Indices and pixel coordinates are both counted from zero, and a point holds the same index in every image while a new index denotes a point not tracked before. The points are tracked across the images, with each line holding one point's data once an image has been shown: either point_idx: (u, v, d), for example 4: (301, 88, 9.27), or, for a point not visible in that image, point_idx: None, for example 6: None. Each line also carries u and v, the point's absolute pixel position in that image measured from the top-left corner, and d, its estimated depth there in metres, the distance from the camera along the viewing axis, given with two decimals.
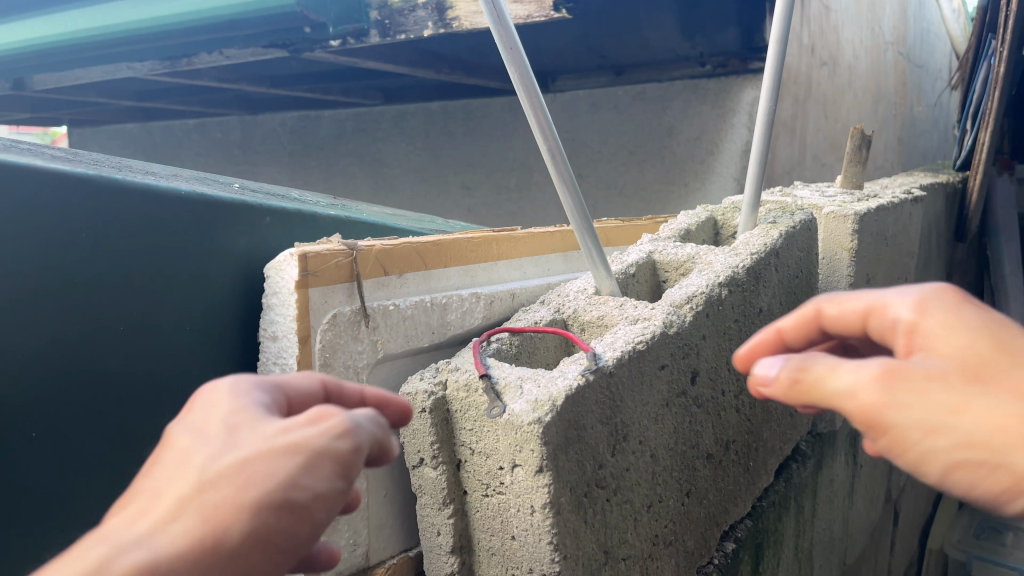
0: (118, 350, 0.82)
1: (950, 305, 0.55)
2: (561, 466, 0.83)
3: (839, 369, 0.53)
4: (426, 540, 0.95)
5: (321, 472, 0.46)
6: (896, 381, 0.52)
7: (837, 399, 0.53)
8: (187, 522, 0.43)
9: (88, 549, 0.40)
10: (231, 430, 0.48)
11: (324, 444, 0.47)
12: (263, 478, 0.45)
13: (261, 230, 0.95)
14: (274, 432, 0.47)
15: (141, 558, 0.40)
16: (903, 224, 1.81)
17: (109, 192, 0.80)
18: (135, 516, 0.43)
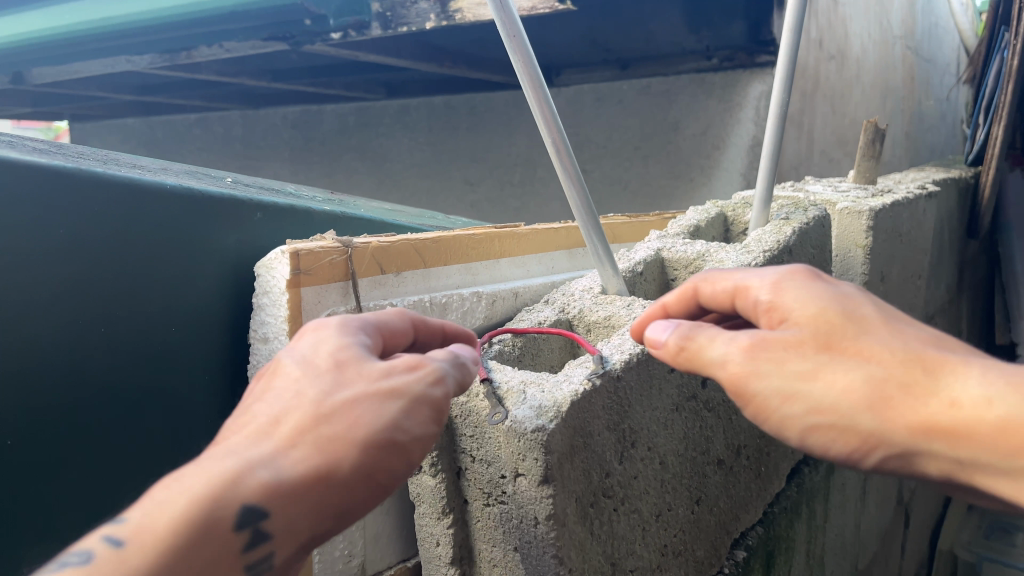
0: (98, 353, 0.78)
1: (800, 282, 0.68)
2: (566, 475, 0.79)
3: (716, 340, 0.67)
4: (425, 550, 0.91)
5: (417, 418, 0.61)
6: (759, 352, 0.64)
7: (714, 365, 0.66)
8: (306, 449, 0.56)
9: (231, 462, 0.53)
10: (339, 367, 0.61)
11: (421, 392, 0.62)
12: (370, 418, 0.59)
13: (251, 226, 0.91)
14: (379, 378, 0.61)
15: (271, 478, 0.53)
16: (917, 220, 1.76)
17: (88, 185, 0.75)
18: (265, 437, 0.56)
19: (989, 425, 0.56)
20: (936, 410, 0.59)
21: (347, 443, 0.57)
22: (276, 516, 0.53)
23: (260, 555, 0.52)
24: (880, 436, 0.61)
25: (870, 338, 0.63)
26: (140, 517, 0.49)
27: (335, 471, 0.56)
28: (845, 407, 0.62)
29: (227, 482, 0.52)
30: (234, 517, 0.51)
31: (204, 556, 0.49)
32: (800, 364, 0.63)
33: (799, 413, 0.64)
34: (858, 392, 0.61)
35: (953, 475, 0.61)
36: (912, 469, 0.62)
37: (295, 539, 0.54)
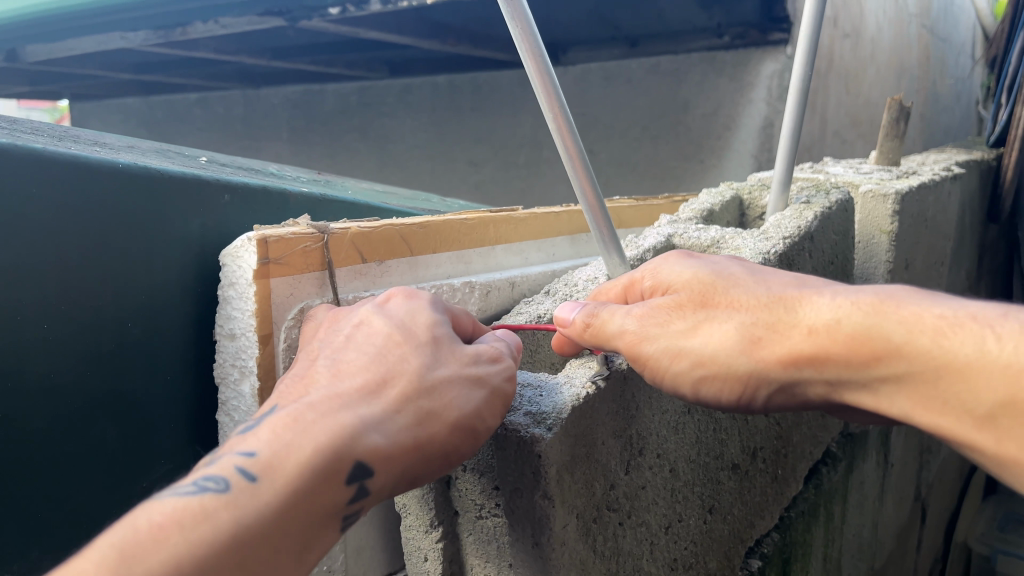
0: (36, 353, 0.70)
1: (673, 262, 0.80)
2: (568, 489, 0.71)
3: (615, 315, 0.75)
4: (412, 565, 0.84)
5: (496, 409, 0.67)
6: (648, 319, 0.74)
7: (614, 339, 0.74)
8: (408, 417, 0.61)
9: (347, 418, 0.58)
10: (435, 343, 0.66)
11: (500, 383, 0.67)
12: (461, 399, 0.64)
13: (218, 211, 0.83)
14: (467, 361, 0.66)
15: (378, 442, 0.58)
16: (942, 204, 1.67)
17: (21, 165, 0.67)
18: (370, 397, 0.60)
19: (842, 347, 0.68)
20: (806, 343, 0.70)
21: (439, 425, 0.62)
22: (377, 475, 0.58)
23: (354, 511, 0.58)
24: (761, 373, 0.72)
25: (737, 293, 0.75)
26: (270, 452, 0.55)
27: (426, 447, 0.61)
28: (724, 353, 0.72)
29: (340, 438, 0.56)
30: (344, 470, 0.56)
31: (321, 497, 0.55)
32: (682, 323, 0.74)
33: (686, 369, 0.73)
34: (739, 340, 0.72)
35: (825, 396, 0.72)
36: (794, 398, 0.73)
37: (383, 496, 0.60)
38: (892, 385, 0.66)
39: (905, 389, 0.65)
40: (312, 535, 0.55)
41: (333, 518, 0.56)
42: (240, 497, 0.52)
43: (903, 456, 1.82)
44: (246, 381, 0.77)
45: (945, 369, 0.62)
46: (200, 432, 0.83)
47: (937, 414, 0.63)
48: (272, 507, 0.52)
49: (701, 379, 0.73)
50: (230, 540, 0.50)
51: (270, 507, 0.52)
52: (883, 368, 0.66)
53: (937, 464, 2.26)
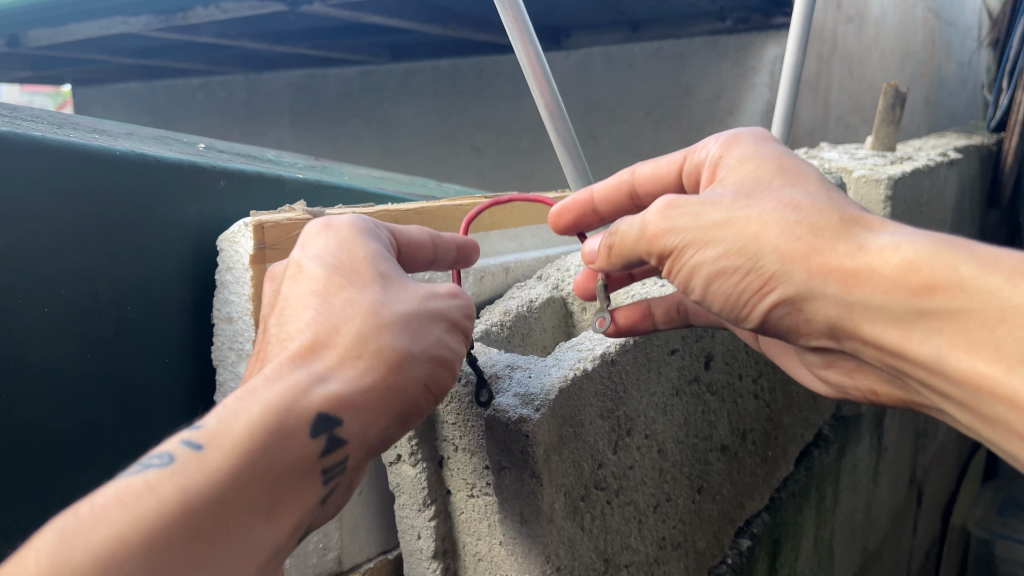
0: (37, 335, 0.72)
1: (750, 146, 0.70)
2: (555, 468, 0.73)
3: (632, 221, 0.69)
4: (405, 542, 0.86)
5: (456, 349, 0.66)
6: (675, 210, 0.65)
7: (634, 234, 0.67)
8: (367, 362, 0.59)
9: (299, 374, 0.56)
10: (383, 278, 0.64)
11: (456, 318, 0.67)
12: (422, 335, 0.63)
13: (213, 195, 0.85)
14: (423, 298, 0.65)
15: (334, 390, 0.57)
16: (938, 188, 1.68)
17: (24, 151, 0.68)
18: (317, 351, 0.58)
19: (886, 276, 0.59)
20: (836, 262, 0.61)
21: (401, 364, 0.60)
22: (348, 423, 0.57)
23: (333, 461, 0.56)
24: (787, 278, 0.63)
25: (788, 188, 0.64)
26: (217, 421, 0.52)
27: (391, 392, 0.60)
28: (755, 250, 0.63)
29: (294, 394, 0.55)
30: (304, 426, 0.54)
31: (285, 457, 0.53)
32: (716, 214, 0.64)
33: (709, 260, 0.65)
34: (776, 242, 0.62)
35: (837, 325, 0.64)
36: (803, 316, 0.65)
37: (359, 444, 0.59)
38: (929, 323, 0.58)
39: (945, 328, 0.57)
40: (287, 493, 0.53)
41: (313, 471, 0.55)
42: (185, 468, 0.49)
43: (898, 440, 1.84)
44: (243, 363, 0.79)
45: (1000, 313, 0.54)
46: (196, 412, 0.86)
47: (976, 359, 0.55)
48: (225, 473, 0.49)
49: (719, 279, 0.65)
50: (183, 510, 0.47)
51: (219, 477, 0.49)
52: (937, 300, 0.57)
53: (934, 448, 2.27)
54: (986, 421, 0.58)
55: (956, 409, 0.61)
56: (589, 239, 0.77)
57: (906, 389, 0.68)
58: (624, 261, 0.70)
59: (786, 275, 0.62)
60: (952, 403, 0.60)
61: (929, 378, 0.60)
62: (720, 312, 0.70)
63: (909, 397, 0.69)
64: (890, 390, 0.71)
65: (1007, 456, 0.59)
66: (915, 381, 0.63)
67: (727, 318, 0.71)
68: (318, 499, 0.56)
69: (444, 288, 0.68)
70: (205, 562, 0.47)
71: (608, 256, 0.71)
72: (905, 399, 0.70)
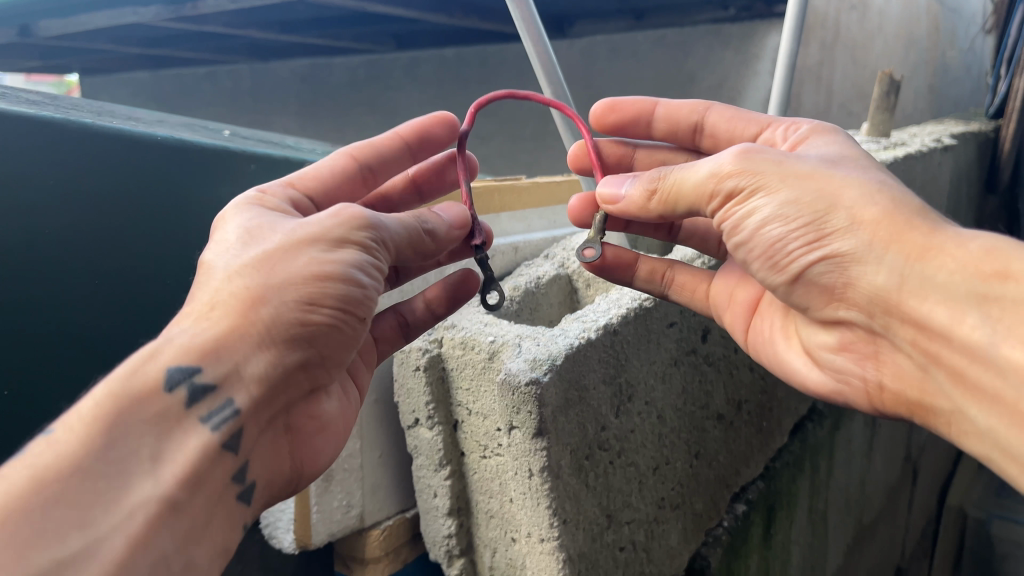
0: (95, 310, 0.81)
1: (825, 137, 0.71)
2: (561, 428, 0.79)
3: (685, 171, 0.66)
4: (422, 501, 0.93)
5: (349, 266, 0.59)
6: (754, 154, 0.62)
7: (696, 181, 0.64)
8: (222, 313, 0.56)
9: (150, 345, 0.56)
10: (249, 235, 0.60)
11: (340, 233, 0.59)
12: (285, 267, 0.57)
13: (245, 179, 0.92)
14: (290, 230, 0.60)
15: (187, 343, 0.56)
16: (932, 174, 1.73)
17: (86, 138, 0.76)
18: (181, 319, 0.58)
19: (961, 258, 0.57)
20: (906, 235, 0.58)
21: (261, 297, 0.56)
22: (209, 369, 0.56)
23: (205, 407, 0.55)
24: (850, 235, 0.60)
25: (878, 169, 0.64)
26: (73, 407, 0.52)
27: (253, 328, 0.56)
28: (829, 205, 0.60)
29: (138, 364, 0.54)
30: (157, 386, 0.54)
31: (144, 418, 0.53)
32: (799, 166, 0.61)
33: (769, 205, 0.61)
34: (856, 206, 0.60)
35: (878, 294, 0.60)
36: (845, 279, 0.62)
37: (239, 388, 0.57)
38: (987, 307, 0.55)
39: (1004, 314, 0.54)
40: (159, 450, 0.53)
41: (184, 424, 0.54)
42: (35, 450, 0.50)
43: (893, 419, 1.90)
44: None
45: None
46: None
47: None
48: (75, 442, 0.49)
49: (779, 225, 0.61)
50: (35, 484, 0.47)
51: (69, 448, 0.49)
52: (1006, 288, 0.54)
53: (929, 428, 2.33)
54: (1017, 420, 0.55)
55: (983, 407, 0.58)
56: (606, 179, 0.73)
57: (920, 385, 0.64)
58: (672, 202, 0.66)
59: (851, 232, 0.59)
60: (983, 397, 0.57)
61: (965, 368, 0.57)
62: (763, 268, 0.66)
63: (919, 395, 0.64)
64: (900, 386, 0.66)
65: (1010, 462, 0.57)
66: (942, 373, 0.60)
67: (766, 275, 0.67)
68: (202, 449, 0.55)
69: (334, 210, 0.61)
70: (79, 523, 0.47)
71: (649, 202, 0.68)
72: (911, 400, 0.65)
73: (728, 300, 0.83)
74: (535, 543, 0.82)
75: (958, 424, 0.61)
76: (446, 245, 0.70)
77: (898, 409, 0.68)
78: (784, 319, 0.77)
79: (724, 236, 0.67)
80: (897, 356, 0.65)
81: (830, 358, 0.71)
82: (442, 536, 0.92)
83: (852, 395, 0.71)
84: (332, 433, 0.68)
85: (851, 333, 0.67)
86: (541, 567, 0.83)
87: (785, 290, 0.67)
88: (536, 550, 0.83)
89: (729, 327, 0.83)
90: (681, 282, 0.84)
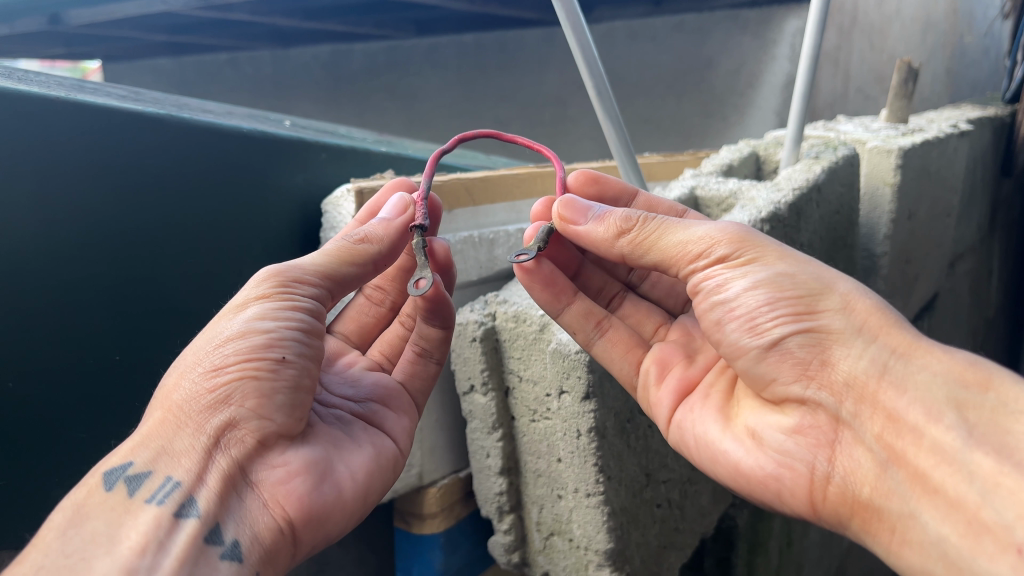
0: (183, 284, 0.90)
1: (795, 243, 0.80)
2: (606, 393, 0.88)
3: (653, 225, 0.72)
4: (476, 461, 1.01)
5: (249, 318, 0.66)
6: (731, 232, 0.70)
7: (679, 250, 0.71)
8: (154, 410, 0.64)
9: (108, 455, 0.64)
10: None
11: (244, 299, 0.68)
12: (201, 346, 0.66)
13: (316, 166, 1.03)
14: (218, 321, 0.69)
15: (128, 444, 0.63)
16: (949, 157, 1.79)
17: (178, 130, 0.87)
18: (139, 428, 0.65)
19: (945, 363, 0.62)
20: (892, 329, 0.64)
21: (170, 384, 0.64)
22: (138, 456, 0.62)
23: (145, 488, 0.60)
24: (839, 315, 0.65)
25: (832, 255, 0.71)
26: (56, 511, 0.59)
27: (173, 409, 0.63)
28: (824, 287, 0.66)
29: (92, 470, 0.62)
30: (97, 486, 0.60)
31: (89, 513, 0.58)
32: (769, 246, 0.69)
33: (747, 269, 0.68)
34: (849, 294, 0.66)
35: (853, 379, 0.63)
36: (823, 360, 0.65)
37: (176, 465, 0.61)
38: (964, 411, 0.59)
39: (978, 421, 0.59)
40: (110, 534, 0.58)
41: (132, 507, 0.59)
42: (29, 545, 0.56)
43: None
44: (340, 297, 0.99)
45: None
46: None
47: (1001, 462, 0.56)
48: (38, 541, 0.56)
49: (766, 289, 0.67)
50: None
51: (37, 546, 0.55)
52: (986, 398, 0.60)
53: None
54: (972, 530, 0.56)
55: (938, 513, 0.58)
56: (564, 197, 0.77)
57: (873, 483, 0.62)
58: (645, 246, 0.73)
59: (841, 313, 0.65)
60: (941, 501, 0.58)
61: (929, 468, 0.59)
62: (736, 334, 0.69)
63: (868, 494, 0.63)
64: (850, 482, 0.64)
65: None
66: (901, 473, 0.61)
67: (739, 340, 0.69)
68: (156, 521, 0.58)
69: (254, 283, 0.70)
70: None
71: (620, 237, 0.73)
72: (857, 498, 0.63)
73: (661, 375, 0.81)
74: (582, 498, 0.90)
75: (904, 531, 0.60)
76: (393, 240, 0.76)
77: (838, 510, 0.65)
78: (721, 405, 0.75)
79: (698, 304, 0.72)
80: (854, 450, 0.64)
81: (777, 438, 0.68)
82: (494, 493, 1.01)
83: (789, 483, 0.67)
84: (319, 471, 0.67)
85: (812, 415, 0.66)
86: (588, 521, 0.91)
87: (754, 359, 0.68)
88: (583, 504, 0.91)
89: (655, 403, 0.81)
90: (613, 337, 0.83)
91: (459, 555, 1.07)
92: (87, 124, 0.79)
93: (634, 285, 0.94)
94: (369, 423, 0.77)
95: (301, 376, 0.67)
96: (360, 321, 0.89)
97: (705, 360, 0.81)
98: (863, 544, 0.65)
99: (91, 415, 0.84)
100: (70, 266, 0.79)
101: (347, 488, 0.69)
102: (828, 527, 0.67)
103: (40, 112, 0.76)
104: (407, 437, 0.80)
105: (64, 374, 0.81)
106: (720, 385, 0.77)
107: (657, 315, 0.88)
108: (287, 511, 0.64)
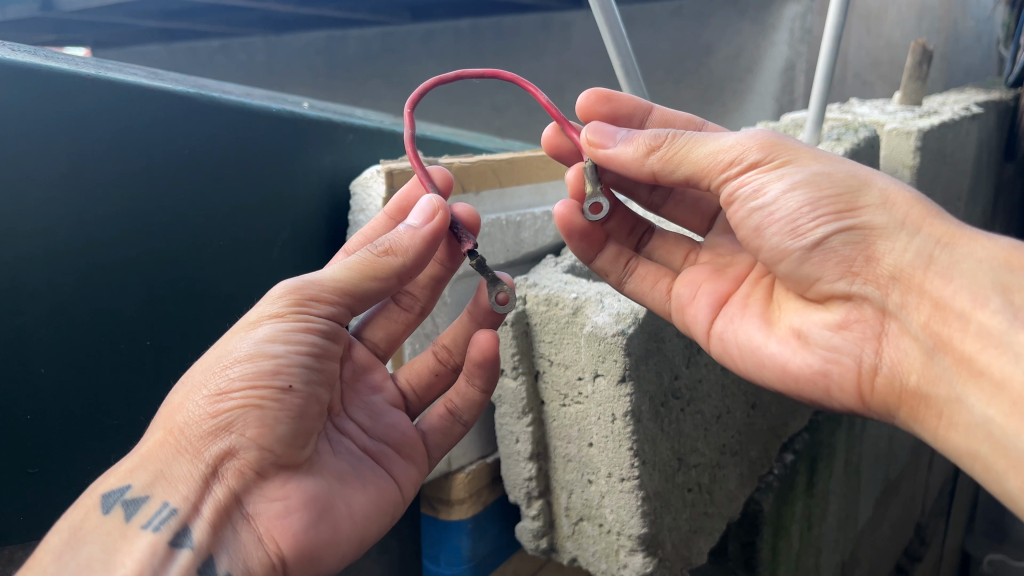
0: (216, 271, 0.89)
1: None
2: (642, 376, 0.86)
3: (682, 137, 0.70)
4: (505, 447, 1.01)
5: (259, 339, 0.64)
6: (770, 139, 0.69)
7: (715, 154, 0.69)
8: (158, 432, 0.63)
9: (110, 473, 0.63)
10: None
11: (258, 316, 0.66)
12: (210, 362, 0.64)
13: (344, 147, 1.02)
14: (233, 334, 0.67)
15: (130, 465, 0.62)
16: (962, 140, 1.79)
17: (207, 109, 0.85)
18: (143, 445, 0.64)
19: (989, 248, 0.62)
20: (934, 219, 0.64)
21: (175, 404, 0.62)
22: (137, 480, 0.61)
23: (140, 514, 0.59)
24: (882, 210, 0.65)
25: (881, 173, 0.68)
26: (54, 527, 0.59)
27: (175, 435, 0.61)
28: (862, 182, 0.66)
29: (93, 488, 0.61)
30: (94, 507, 0.60)
31: (86, 535, 0.58)
32: (810, 153, 0.68)
33: (790, 180, 0.67)
34: (888, 188, 0.66)
35: (899, 271, 0.64)
36: (868, 254, 0.66)
37: (168, 493, 0.60)
38: (1009, 294, 0.60)
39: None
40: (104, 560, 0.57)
41: (128, 533, 0.58)
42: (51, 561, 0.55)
43: None
44: None
45: None
46: None
47: None
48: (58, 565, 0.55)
49: (806, 189, 0.66)
50: None
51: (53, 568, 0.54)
52: None
53: None
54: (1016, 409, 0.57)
55: (983, 395, 0.60)
56: (595, 124, 0.75)
57: (920, 371, 0.64)
58: (675, 160, 0.70)
59: (883, 209, 0.65)
60: (986, 384, 0.59)
61: (974, 353, 0.60)
62: (779, 239, 0.69)
63: (915, 382, 0.65)
64: (897, 371, 0.66)
65: (1007, 461, 0.58)
66: (947, 358, 0.62)
67: (781, 242, 0.69)
68: (152, 549, 0.58)
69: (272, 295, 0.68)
70: None
71: (649, 155, 0.71)
72: (905, 386, 0.65)
73: (693, 293, 0.81)
74: (616, 482, 0.89)
75: (951, 414, 0.62)
76: (419, 251, 0.69)
77: (886, 400, 0.67)
78: (763, 310, 0.76)
79: (734, 212, 0.71)
80: (901, 340, 0.66)
81: (823, 335, 0.70)
82: (523, 479, 1.00)
83: (838, 378, 0.69)
84: (318, 508, 0.66)
85: (857, 309, 0.68)
86: (621, 504, 0.90)
87: (798, 260, 0.69)
88: (617, 488, 0.89)
89: (691, 320, 0.81)
90: (643, 272, 0.83)
91: (486, 542, 1.06)
92: (117, 108, 0.77)
93: (656, 206, 0.91)
94: (378, 463, 0.75)
95: (306, 405, 0.65)
96: (390, 328, 0.82)
97: (737, 271, 0.80)
98: (911, 431, 0.67)
99: (121, 402, 0.83)
100: (100, 253, 0.78)
101: (345, 526, 0.68)
102: (876, 417, 0.70)
103: (68, 94, 0.74)
104: (411, 487, 0.78)
105: (95, 362, 0.80)
106: (759, 293, 0.77)
107: (686, 242, 0.86)
108: (281, 548, 0.63)
